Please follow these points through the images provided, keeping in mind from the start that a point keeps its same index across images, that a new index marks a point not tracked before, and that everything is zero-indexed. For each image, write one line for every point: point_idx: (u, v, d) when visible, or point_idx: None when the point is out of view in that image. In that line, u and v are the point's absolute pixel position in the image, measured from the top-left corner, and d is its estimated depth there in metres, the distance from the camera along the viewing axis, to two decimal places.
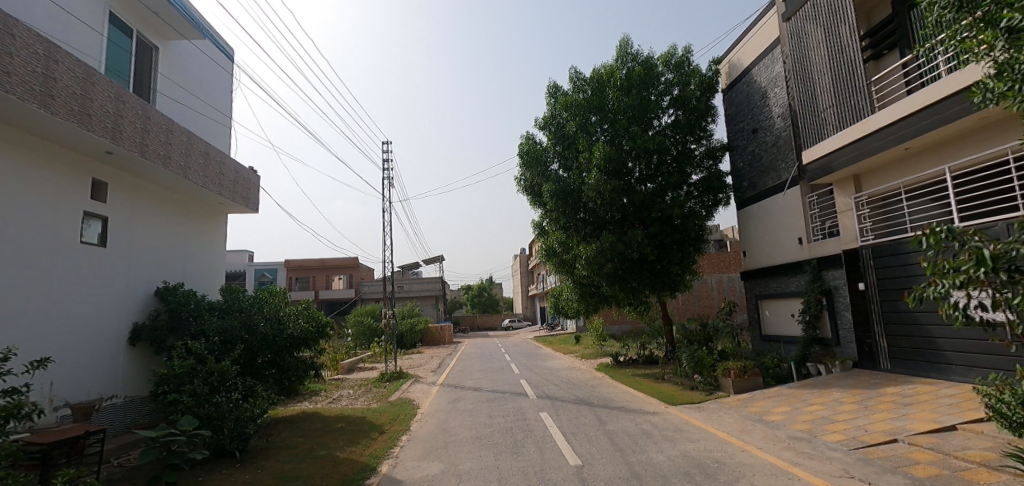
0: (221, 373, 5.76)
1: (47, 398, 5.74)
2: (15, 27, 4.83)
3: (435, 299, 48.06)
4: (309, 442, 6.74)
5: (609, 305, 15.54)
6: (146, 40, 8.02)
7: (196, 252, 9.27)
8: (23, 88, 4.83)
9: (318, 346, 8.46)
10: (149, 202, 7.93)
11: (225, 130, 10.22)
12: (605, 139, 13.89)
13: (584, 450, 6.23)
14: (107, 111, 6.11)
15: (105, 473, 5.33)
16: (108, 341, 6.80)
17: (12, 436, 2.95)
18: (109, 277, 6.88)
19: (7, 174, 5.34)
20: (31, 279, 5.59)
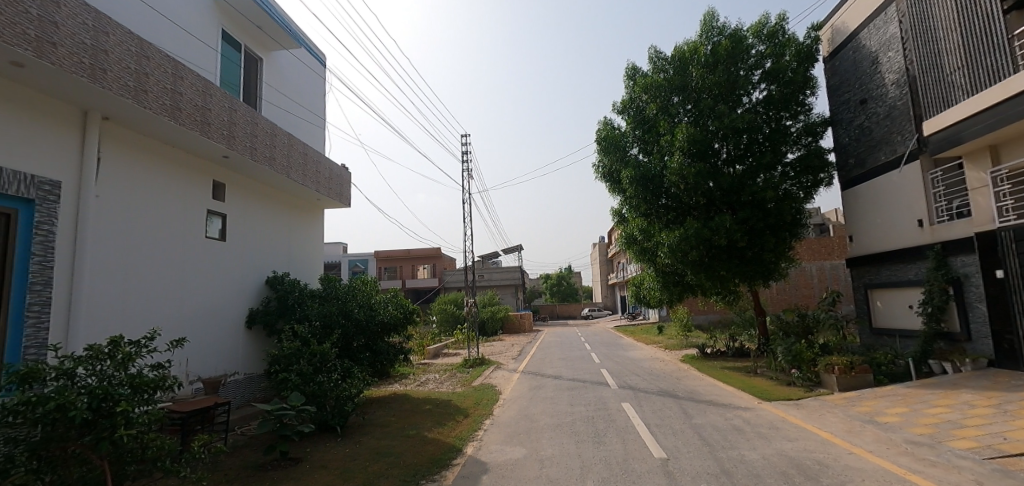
0: (322, 355, 6.23)
1: (184, 372, 6.73)
2: (149, 50, 5.57)
3: (515, 288, 48.88)
4: (400, 421, 7.17)
5: (694, 295, 14.61)
6: (253, 54, 8.90)
7: (299, 244, 10.25)
8: (157, 103, 5.57)
9: (405, 332, 8.93)
10: (259, 201, 8.87)
11: (319, 131, 11.09)
12: (689, 121, 12.95)
13: (669, 443, 5.91)
14: (223, 120, 6.90)
15: (230, 440, 6.09)
16: (229, 324, 7.77)
17: (158, 405, 3.18)
18: (229, 268, 7.81)
19: (151, 179, 6.23)
20: (170, 268, 6.50)
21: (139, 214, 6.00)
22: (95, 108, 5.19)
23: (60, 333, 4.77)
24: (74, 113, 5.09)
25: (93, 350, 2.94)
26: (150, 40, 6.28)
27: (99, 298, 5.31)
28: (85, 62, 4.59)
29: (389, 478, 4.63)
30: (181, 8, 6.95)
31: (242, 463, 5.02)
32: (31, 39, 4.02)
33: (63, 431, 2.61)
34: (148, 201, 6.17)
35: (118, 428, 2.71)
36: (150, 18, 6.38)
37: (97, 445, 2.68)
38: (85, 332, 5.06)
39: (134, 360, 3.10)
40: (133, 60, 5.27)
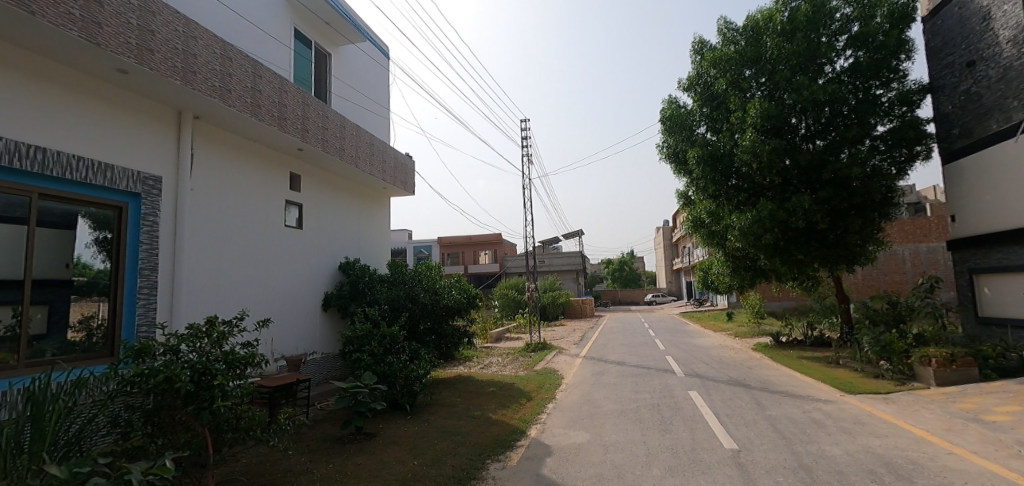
0: (391, 337, 6.53)
1: (270, 351, 7.36)
2: (231, 52, 6.00)
3: (576, 273, 48.45)
4: (466, 402, 7.40)
5: (768, 281, 13.61)
6: (323, 49, 9.32)
7: (368, 231, 10.78)
8: (239, 101, 6.02)
9: (469, 316, 9.16)
10: (331, 191, 9.40)
11: (383, 121, 11.48)
12: (763, 95, 11.89)
13: (741, 434, 5.56)
14: (297, 115, 7.33)
15: (311, 414, 6.59)
16: (307, 308, 8.36)
17: (250, 380, 3.48)
18: (306, 254, 8.38)
19: (237, 172, 6.78)
20: (255, 254, 7.08)
21: (228, 204, 6.57)
22: (187, 108, 5.71)
23: (166, 313, 5.37)
24: (171, 114, 5.63)
25: (193, 329, 3.25)
26: (232, 42, 6.76)
27: (197, 281, 5.90)
28: (178, 67, 5.04)
29: (457, 456, 4.79)
30: (258, 10, 7.42)
31: (323, 436, 5.41)
32: (133, 48, 4.48)
33: (172, 401, 2.94)
34: (236, 192, 6.73)
35: (216, 399, 3.00)
36: (233, 22, 6.87)
37: (199, 413, 2.98)
38: (187, 312, 5.66)
39: (228, 339, 3.39)
40: (218, 63, 5.71)
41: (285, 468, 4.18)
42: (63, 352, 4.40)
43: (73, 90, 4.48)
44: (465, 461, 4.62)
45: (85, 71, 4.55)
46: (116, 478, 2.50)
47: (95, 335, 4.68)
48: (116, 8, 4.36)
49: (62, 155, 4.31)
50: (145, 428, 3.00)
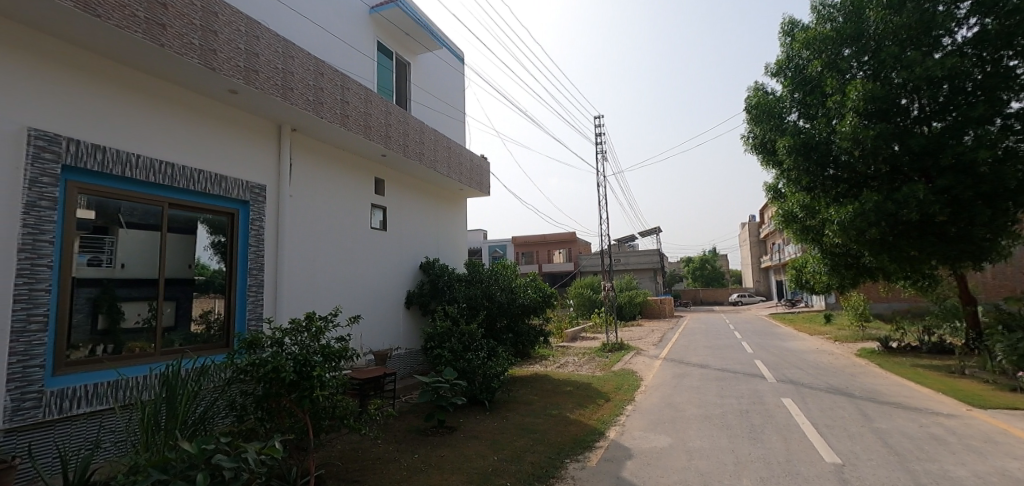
0: (470, 334, 6.69)
1: (359, 345, 7.88)
2: (324, 67, 6.46)
3: (654, 271, 46.52)
4: (543, 400, 7.38)
5: (873, 280, 12.00)
6: (403, 59, 9.78)
7: (446, 232, 11.17)
8: (330, 112, 6.48)
9: (545, 315, 9.13)
10: (412, 194, 9.86)
11: (458, 125, 11.79)
12: (866, 75, 10.49)
13: (844, 447, 4.93)
14: (381, 122, 7.75)
15: (398, 406, 6.94)
16: (392, 305, 8.85)
17: (344, 372, 3.70)
18: (389, 253, 8.87)
19: (329, 179, 7.36)
20: (345, 254, 7.62)
21: (321, 209, 7.14)
22: (285, 121, 6.28)
23: (272, 308, 5.97)
24: (272, 128, 6.24)
25: (295, 323, 3.55)
26: (322, 58, 7.28)
27: (296, 279, 6.48)
28: (278, 84, 5.56)
29: (536, 453, 4.77)
30: (347, 27, 7.95)
31: (408, 427, 5.67)
32: (241, 70, 5.02)
33: (278, 389, 3.22)
34: (328, 197, 7.30)
35: (314, 389, 3.26)
36: (325, 40, 7.41)
37: (300, 401, 3.25)
38: (288, 307, 6.24)
39: (324, 333, 3.65)
40: (312, 79, 6.17)
41: (374, 456, 4.44)
42: (188, 343, 5.04)
43: (194, 111, 5.14)
44: (544, 459, 4.59)
45: (204, 93, 5.21)
46: (236, 456, 2.84)
47: (213, 328, 5.32)
48: (226, 35, 4.90)
49: (187, 169, 4.97)
50: (256, 413, 3.32)
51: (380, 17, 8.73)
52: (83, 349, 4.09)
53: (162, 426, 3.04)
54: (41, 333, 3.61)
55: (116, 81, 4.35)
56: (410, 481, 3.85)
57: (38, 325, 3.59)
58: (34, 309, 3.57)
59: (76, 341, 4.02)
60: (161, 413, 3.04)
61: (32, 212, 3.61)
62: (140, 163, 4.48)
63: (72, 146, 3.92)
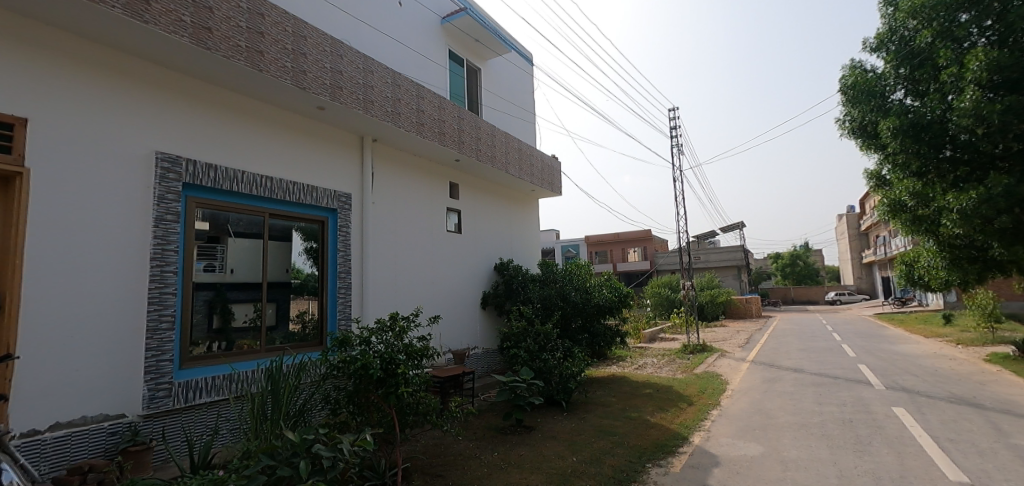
0: (546, 334, 6.67)
1: (439, 344, 8.19)
2: (400, 79, 6.76)
3: (739, 268, 43.27)
4: (621, 402, 7.14)
5: (1005, 276, 10.16)
6: (473, 65, 9.98)
7: (519, 232, 11.25)
8: (406, 121, 6.78)
9: (621, 315, 8.87)
10: (485, 196, 10.05)
11: (528, 126, 11.83)
12: (992, 41, 8.88)
13: (976, 464, 4.19)
14: (454, 128, 7.96)
15: (477, 404, 7.10)
16: (468, 305, 9.08)
17: (425, 371, 3.83)
18: (465, 255, 9.11)
19: (407, 186, 7.73)
20: (424, 257, 7.96)
21: (401, 214, 7.52)
22: (366, 133, 6.69)
23: (359, 309, 6.41)
24: (355, 139, 6.68)
25: (381, 323, 3.75)
26: (399, 70, 7.63)
27: (380, 282, 6.88)
28: (360, 98, 5.92)
29: (615, 456, 4.62)
30: (419, 38, 8.26)
31: (486, 425, 5.77)
32: (327, 87, 5.43)
33: (367, 385, 3.42)
34: (406, 203, 7.67)
35: (399, 386, 3.43)
36: (400, 52, 7.76)
37: (387, 396, 3.43)
38: (374, 308, 6.65)
39: (407, 333, 3.82)
40: (390, 90, 6.47)
41: (456, 452, 4.57)
42: (288, 340, 5.54)
43: (288, 129, 5.65)
44: (624, 462, 4.43)
45: (296, 112, 5.72)
46: (333, 446, 3.08)
47: (309, 327, 5.81)
48: (314, 56, 5.31)
49: (283, 182, 5.49)
50: (349, 407, 3.56)
51: (451, 26, 8.98)
52: (202, 345, 4.62)
53: (268, 416, 3.37)
54: (170, 330, 4.19)
55: (223, 106, 4.91)
56: (490, 478, 3.90)
57: (168, 323, 4.18)
58: (164, 310, 4.15)
59: (193, 339, 4.53)
60: (267, 404, 3.37)
61: (160, 225, 4.20)
62: (245, 178, 5.03)
63: (190, 166, 4.51)
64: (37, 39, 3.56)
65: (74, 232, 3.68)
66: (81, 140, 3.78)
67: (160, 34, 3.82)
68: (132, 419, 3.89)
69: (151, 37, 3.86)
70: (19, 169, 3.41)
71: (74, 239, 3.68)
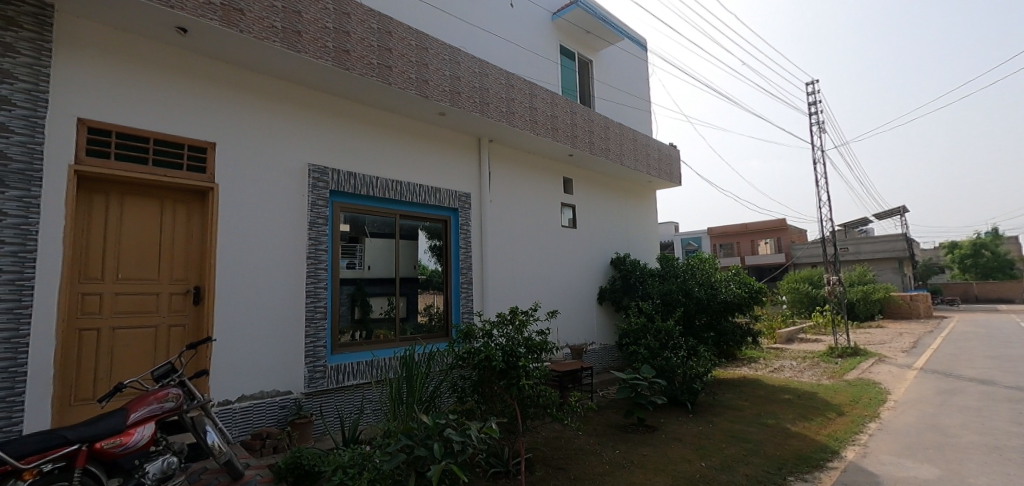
0: (666, 331, 6.32)
1: (557, 339, 8.25)
2: (514, 79, 6.83)
3: (898, 260, 37.02)
4: (755, 407, 6.56)
5: None
6: (585, 58, 9.76)
7: (636, 226, 10.85)
8: (520, 120, 6.85)
9: (752, 312, 8.14)
10: (599, 191, 9.83)
11: (642, 114, 11.24)
12: None
13: None
14: (567, 123, 7.84)
15: (596, 400, 7.04)
16: (585, 300, 9.01)
17: (545, 364, 3.81)
18: (580, 251, 9.03)
19: (522, 184, 7.87)
20: (541, 253, 8.05)
21: (517, 212, 7.70)
22: (483, 134, 6.93)
23: (481, 303, 6.72)
24: (473, 141, 6.97)
25: (501, 317, 3.84)
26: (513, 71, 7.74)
27: (499, 278, 7.13)
28: (477, 101, 6.13)
29: (751, 465, 4.23)
30: (532, 37, 8.29)
31: (607, 422, 5.70)
32: (446, 93, 5.71)
33: (490, 375, 3.58)
34: (522, 201, 7.82)
35: (521, 379, 3.54)
36: (513, 53, 7.87)
37: (510, 387, 3.55)
38: (494, 303, 6.92)
39: (527, 326, 3.84)
40: (504, 91, 6.59)
41: (577, 447, 4.58)
42: (418, 331, 6.01)
43: (413, 135, 6.09)
44: (761, 473, 4.04)
45: (420, 118, 6.12)
46: (463, 432, 3.26)
47: (434, 319, 6.22)
48: (435, 64, 5.60)
49: (410, 185, 5.94)
50: (473, 395, 3.75)
51: (562, 21, 8.88)
52: (347, 334, 5.20)
53: (404, 400, 3.67)
54: (323, 319, 4.79)
55: (358, 118, 5.44)
56: (613, 475, 3.83)
57: (321, 312, 4.77)
58: (318, 302, 4.74)
59: (340, 328, 5.11)
60: (402, 388, 3.68)
61: (313, 228, 4.80)
62: (379, 183, 5.54)
63: (335, 175, 5.09)
64: (213, 77, 4.26)
65: (249, 236, 4.35)
66: (253, 157, 4.47)
67: (309, 60, 4.36)
68: (296, 396, 4.51)
69: (301, 64, 4.42)
70: (209, 185, 4.14)
71: (249, 242, 4.35)
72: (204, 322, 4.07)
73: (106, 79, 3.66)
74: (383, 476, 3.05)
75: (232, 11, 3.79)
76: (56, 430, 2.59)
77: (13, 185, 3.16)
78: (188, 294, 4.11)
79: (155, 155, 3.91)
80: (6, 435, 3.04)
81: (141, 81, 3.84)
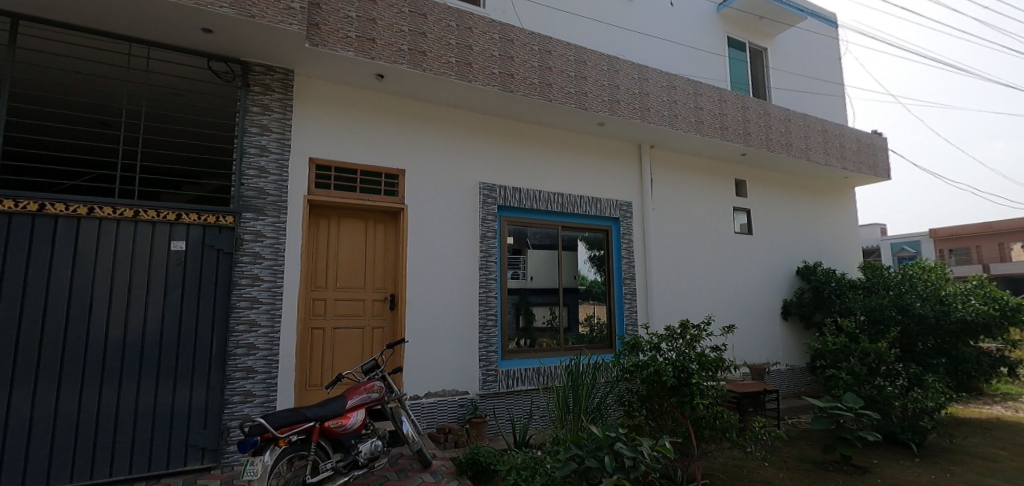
0: (878, 354, 5.30)
1: (733, 357, 7.50)
2: (676, 80, 6.48)
3: None
4: (1018, 460, 5.11)
5: None
6: (757, 46, 8.75)
7: (828, 230, 9.29)
8: (685, 122, 6.45)
9: (1005, 337, 6.42)
10: (779, 191, 8.65)
11: (832, 99, 9.60)
12: None
13: None
14: (738, 120, 7.11)
15: (785, 428, 6.23)
16: (767, 314, 8.03)
17: (719, 383, 3.52)
18: (758, 260, 8.07)
19: (688, 189, 7.38)
20: (712, 263, 7.43)
21: (685, 219, 7.24)
22: (644, 140, 6.71)
23: (645, 314, 6.52)
24: (633, 148, 6.81)
25: (670, 330, 3.70)
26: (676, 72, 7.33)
27: (666, 289, 6.80)
28: (637, 107, 5.97)
29: None
30: (695, 32, 7.75)
31: (799, 455, 5.03)
32: (606, 103, 5.68)
33: (661, 392, 3.43)
34: (689, 207, 7.34)
35: (695, 397, 3.31)
36: (675, 52, 7.45)
37: (681, 405, 3.37)
38: (660, 315, 6.64)
39: (700, 341, 3.61)
40: (666, 94, 6.30)
41: (760, 479, 4.13)
42: (580, 341, 6.09)
43: (572, 148, 6.22)
44: None
45: (579, 131, 6.19)
46: (634, 447, 3.17)
47: (596, 330, 6.24)
48: (593, 76, 5.64)
49: (570, 196, 6.05)
50: (641, 410, 3.66)
51: (729, 11, 8.15)
52: (513, 341, 5.51)
53: (570, 409, 3.75)
54: (494, 326, 5.13)
55: (521, 136, 5.75)
56: None
57: (492, 320, 5.13)
58: (489, 309, 5.11)
59: (508, 335, 5.45)
60: (568, 397, 3.77)
61: (484, 240, 5.21)
62: (541, 196, 5.77)
63: (502, 191, 5.45)
64: (402, 112, 4.92)
65: (432, 249, 4.90)
66: (436, 179, 5.04)
67: (480, 88, 4.75)
68: (471, 396, 4.92)
69: (473, 93, 4.87)
70: (400, 206, 4.77)
71: (432, 255, 4.89)
72: (398, 325, 4.68)
73: (334, 124, 4.53)
74: (555, 481, 3.11)
75: (418, 54, 4.36)
76: (298, 408, 3.15)
77: (270, 214, 4.06)
78: (386, 300, 4.77)
79: (361, 183, 4.65)
80: (266, 409, 3.88)
81: (353, 123, 4.63)
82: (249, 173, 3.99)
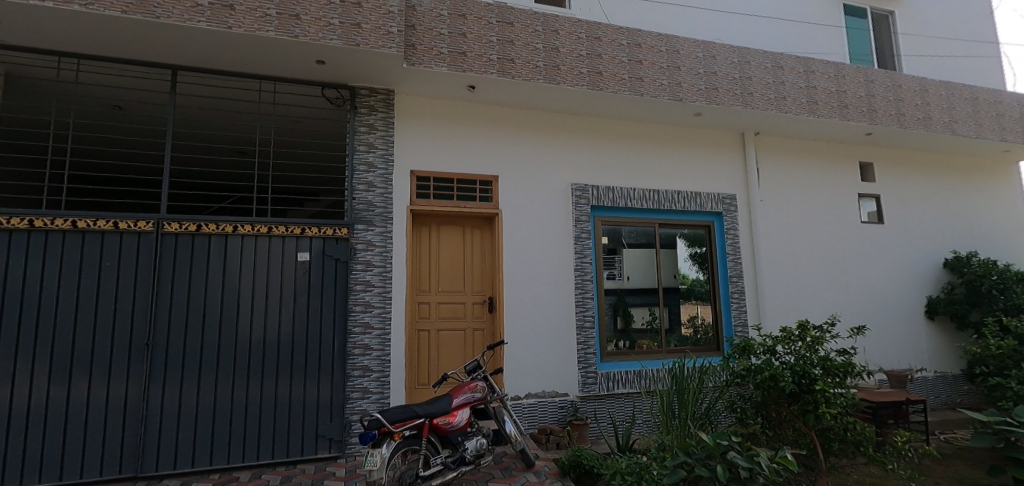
0: None
1: (864, 361, 6.71)
2: (782, 59, 5.97)
3: None
4: None
5: None
6: (881, 11, 7.75)
7: (985, 213, 7.93)
8: (795, 104, 5.90)
9: None
10: (916, 172, 7.57)
11: (984, 60, 8.18)
12: None
13: None
14: (860, 96, 6.35)
15: (936, 445, 5.44)
16: (906, 313, 7.08)
17: (849, 391, 3.14)
18: (893, 251, 7.14)
19: (802, 177, 6.75)
20: (834, 257, 6.72)
21: (800, 210, 6.63)
22: (747, 127, 6.26)
23: (756, 315, 6.07)
24: (736, 137, 6.39)
25: (786, 332, 3.39)
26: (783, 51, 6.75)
27: (780, 287, 6.28)
28: (738, 93, 5.57)
29: None
30: (805, 4, 7.05)
31: (960, 477, 4.35)
32: (703, 92, 5.38)
33: (779, 398, 3.20)
34: (805, 197, 6.70)
35: (820, 405, 3.02)
36: (782, 29, 6.85)
37: (802, 414, 3.12)
38: (774, 316, 6.14)
39: (823, 344, 3.26)
40: (772, 76, 5.83)
41: None
42: (683, 344, 5.83)
43: (669, 142, 5.98)
44: None
45: (675, 123, 5.94)
46: (748, 455, 2.97)
47: (700, 332, 5.95)
48: (687, 65, 5.38)
49: (667, 192, 5.81)
50: (756, 417, 3.44)
51: None
52: (612, 343, 5.43)
53: (675, 414, 3.61)
54: (592, 328, 5.09)
55: (613, 134, 5.66)
56: None
57: (589, 321, 5.09)
58: (585, 310, 5.08)
59: (606, 337, 5.38)
60: (673, 402, 3.63)
61: (578, 241, 5.19)
62: (636, 194, 5.63)
63: (595, 191, 5.39)
64: (496, 120, 5.09)
65: (527, 252, 4.99)
66: (529, 182, 5.13)
67: (568, 88, 4.74)
68: (570, 398, 4.92)
69: (562, 94, 4.89)
70: (494, 211, 4.92)
71: (527, 257, 4.98)
72: (497, 326, 4.83)
73: (433, 137, 4.81)
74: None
75: (507, 62, 4.47)
76: (410, 406, 3.33)
77: (378, 224, 4.38)
78: (484, 302, 4.95)
79: (458, 191, 4.88)
80: (381, 405, 4.19)
81: (450, 134, 4.88)
82: (360, 188, 4.36)
